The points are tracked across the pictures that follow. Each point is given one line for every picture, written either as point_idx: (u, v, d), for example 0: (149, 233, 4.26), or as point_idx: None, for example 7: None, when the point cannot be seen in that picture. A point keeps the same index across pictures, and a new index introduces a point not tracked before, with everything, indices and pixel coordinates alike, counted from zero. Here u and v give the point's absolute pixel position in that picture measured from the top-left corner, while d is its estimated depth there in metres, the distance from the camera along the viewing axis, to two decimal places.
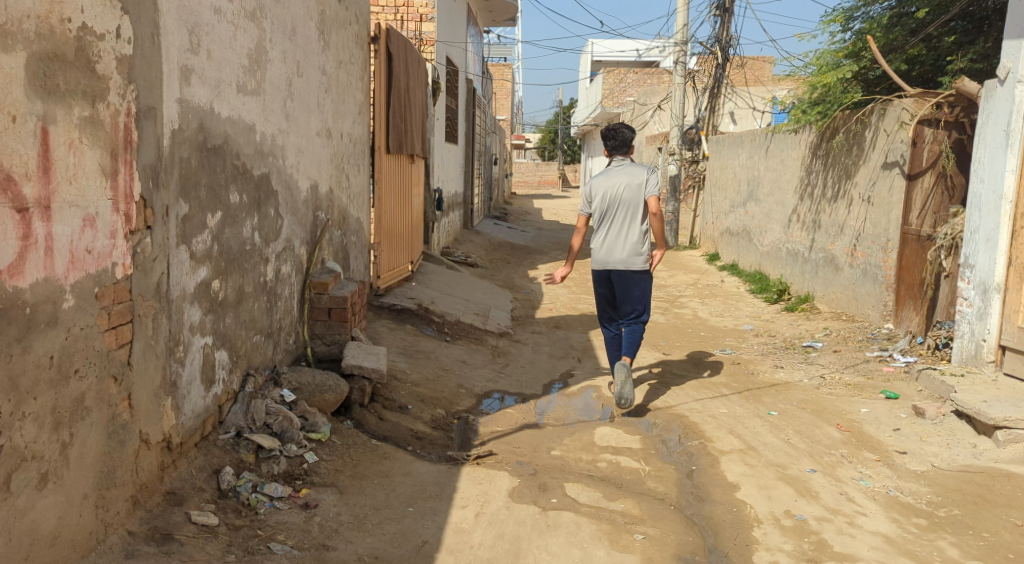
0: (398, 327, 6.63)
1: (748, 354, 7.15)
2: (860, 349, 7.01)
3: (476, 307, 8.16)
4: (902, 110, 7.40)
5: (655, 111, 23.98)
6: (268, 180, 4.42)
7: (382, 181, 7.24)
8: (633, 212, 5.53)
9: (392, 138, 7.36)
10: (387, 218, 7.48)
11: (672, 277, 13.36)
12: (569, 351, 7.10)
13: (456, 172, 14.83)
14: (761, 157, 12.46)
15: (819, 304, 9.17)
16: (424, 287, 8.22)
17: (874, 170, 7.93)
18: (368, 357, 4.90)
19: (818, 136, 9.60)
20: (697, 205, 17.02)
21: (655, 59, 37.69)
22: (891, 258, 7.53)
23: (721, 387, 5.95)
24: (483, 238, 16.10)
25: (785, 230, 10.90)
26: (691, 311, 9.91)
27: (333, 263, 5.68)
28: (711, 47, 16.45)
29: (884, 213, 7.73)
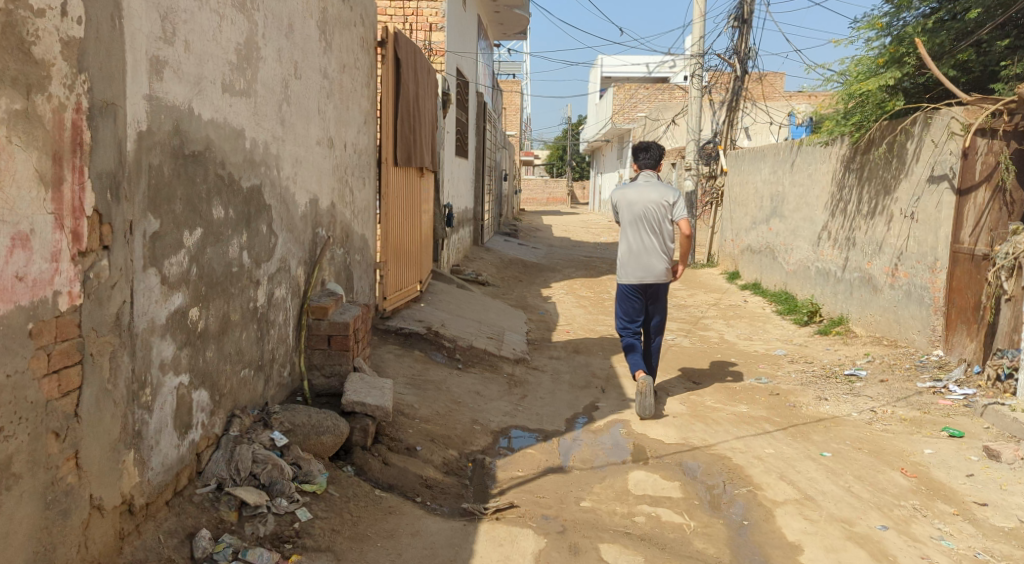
0: (406, 354, 6.09)
1: (786, 383, 6.59)
2: (909, 380, 6.49)
3: (491, 330, 7.64)
4: (951, 119, 6.86)
5: (668, 126, 23.49)
6: (259, 193, 3.90)
7: (389, 196, 6.73)
8: (660, 230, 5.60)
9: (400, 149, 6.85)
10: (395, 235, 6.99)
11: (691, 296, 12.81)
12: (591, 379, 6.55)
13: (466, 188, 14.35)
14: (786, 171, 11.92)
15: (856, 327, 8.68)
16: (435, 309, 7.71)
17: (919, 184, 7.41)
18: (371, 392, 4.36)
19: (851, 148, 9.12)
20: (715, 222, 16.47)
21: (666, 74, 37.28)
22: (939, 279, 6.98)
23: (762, 423, 5.39)
24: (495, 255, 15.58)
25: (815, 248, 10.38)
26: (716, 334, 9.35)
27: (334, 285, 5.16)
28: (729, 59, 15.92)
29: (930, 231, 7.19)
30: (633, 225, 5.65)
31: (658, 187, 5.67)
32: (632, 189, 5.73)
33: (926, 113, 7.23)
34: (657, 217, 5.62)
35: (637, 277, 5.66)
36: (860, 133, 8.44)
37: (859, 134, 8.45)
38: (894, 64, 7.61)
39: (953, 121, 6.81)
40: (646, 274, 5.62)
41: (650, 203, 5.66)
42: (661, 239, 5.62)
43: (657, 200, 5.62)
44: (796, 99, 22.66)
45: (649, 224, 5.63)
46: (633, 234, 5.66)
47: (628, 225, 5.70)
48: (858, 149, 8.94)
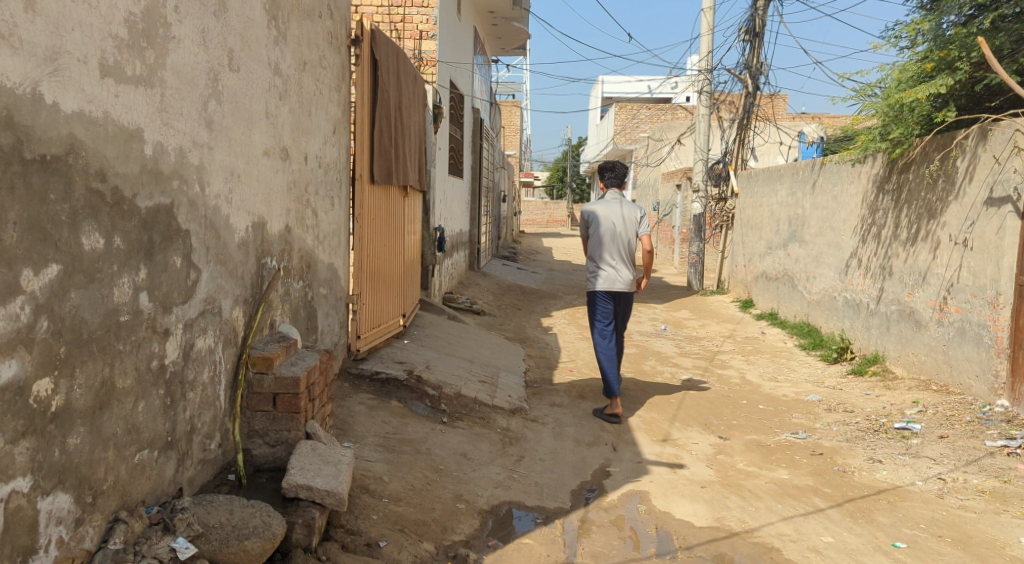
0: (380, 406, 5.10)
1: (830, 440, 5.66)
2: (974, 438, 5.64)
3: (485, 372, 6.70)
4: (1014, 132, 6.16)
5: (672, 147, 22.66)
6: (173, 216, 2.93)
7: (364, 217, 5.73)
8: (628, 242, 5.85)
9: (377, 164, 5.85)
10: (372, 262, 6.01)
11: (704, 327, 11.87)
12: (599, 433, 5.56)
13: (460, 209, 13.43)
14: (806, 193, 11.01)
15: (895, 368, 8.00)
16: (421, 348, 6.75)
17: (973, 207, 6.74)
18: (323, 468, 3.35)
19: (887, 168, 8.41)
20: (724, 247, 15.59)
21: (668, 94, 36.62)
22: (1003, 316, 6.30)
23: (810, 496, 4.41)
24: (492, 281, 14.66)
25: (844, 276, 9.55)
26: (736, 373, 8.40)
27: (288, 326, 4.11)
28: (740, 74, 15.01)
29: (988, 260, 6.51)
30: (605, 237, 5.86)
31: (627, 203, 5.96)
32: (602, 204, 5.98)
33: (993, 122, 6.43)
34: (626, 229, 5.87)
35: (609, 286, 5.84)
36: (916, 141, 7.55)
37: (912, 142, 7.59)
38: (946, 69, 6.74)
39: (1017, 136, 6.09)
40: (616, 283, 5.82)
41: (623, 218, 5.90)
42: (629, 249, 5.86)
43: (626, 214, 5.89)
44: (805, 118, 21.81)
45: (619, 237, 5.86)
46: (604, 244, 5.86)
47: (598, 237, 5.90)
48: (904, 166, 8.01)
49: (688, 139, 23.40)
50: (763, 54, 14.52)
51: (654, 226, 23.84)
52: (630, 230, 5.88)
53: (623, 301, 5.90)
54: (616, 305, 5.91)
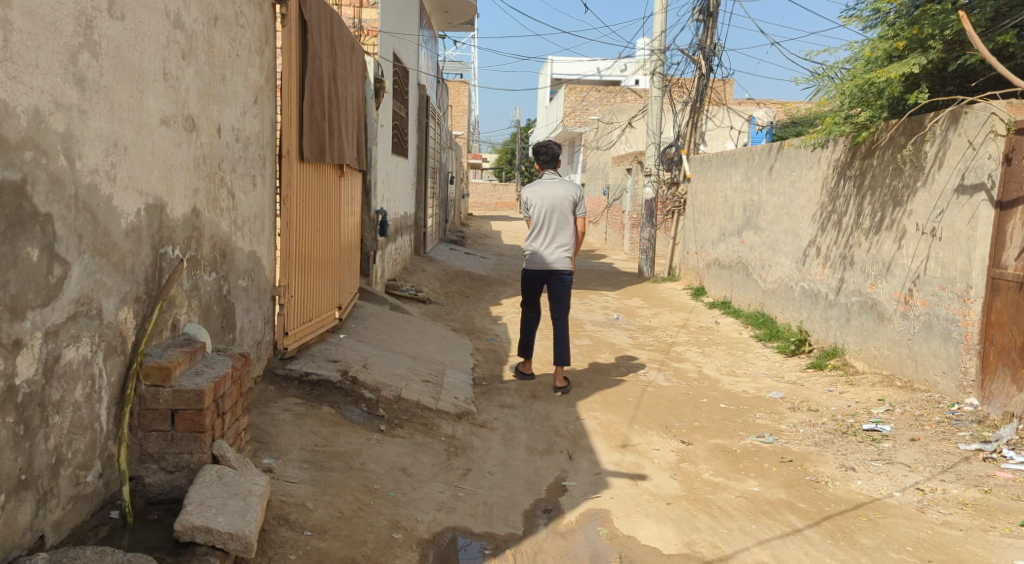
0: (309, 413, 4.53)
1: (798, 445, 5.29)
2: (947, 440, 5.33)
3: (428, 369, 6.18)
4: (991, 116, 5.87)
5: (622, 130, 22.31)
6: (24, 198, 2.38)
7: (294, 200, 5.11)
8: (564, 224, 5.98)
9: (309, 140, 5.23)
10: (303, 249, 5.40)
11: (656, 316, 11.52)
12: (553, 440, 5.09)
13: (405, 191, 12.81)
14: (762, 179, 10.70)
15: (855, 362, 7.72)
16: (359, 344, 6.18)
17: (942, 195, 6.45)
18: (231, 503, 2.79)
19: (849, 153, 8.13)
20: (675, 233, 15.27)
21: (618, 78, 36.28)
22: (973, 311, 6.01)
23: (785, 514, 4.01)
24: (438, 266, 14.11)
25: (801, 265, 9.26)
26: (693, 367, 8.04)
27: (196, 327, 3.50)
28: (693, 55, 14.63)
29: (956, 251, 6.24)
30: (543, 221, 5.99)
31: (563, 183, 6.03)
32: (538, 184, 6.07)
33: (966, 105, 6.14)
34: (562, 211, 5.98)
35: (545, 267, 6.02)
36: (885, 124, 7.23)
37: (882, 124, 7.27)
38: (918, 48, 6.39)
39: (992, 120, 5.84)
40: (552, 266, 6.00)
41: (558, 200, 6.00)
42: (564, 230, 6.01)
43: (563, 196, 5.98)
44: (754, 102, 21.65)
45: (555, 220, 5.99)
46: (541, 226, 6.00)
47: (536, 218, 6.03)
48: (870, 150, 7.67)
49: (638, 122, 23.07)
50: (717, 35, 14.16)
51: (604, 210, 23.52)
52: (565, 212, 6.00)
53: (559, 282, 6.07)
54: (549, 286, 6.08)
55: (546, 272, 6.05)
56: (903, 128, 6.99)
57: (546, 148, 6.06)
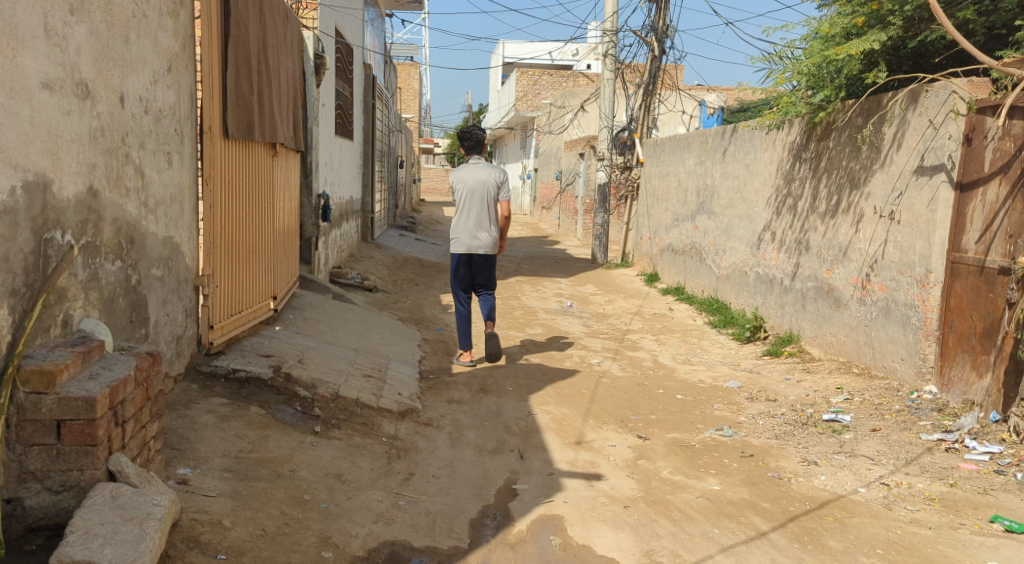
0: (235, 414, 4.15)
1: (759, 439, 5.06)
2: (909, 430, 5.15)
3: (370, 363, 5.81)
4: (952, 94, 5.68)
5: (574, 115, 22.03)
6: None
7: (218, 181, 4.69)
8: (487, 206, 6.19)
9: (234, 116, 4.81)
10: (232, 235, 4.99)
11: (610, 303, 11.27)
12: (503, 438, 4.77)
13: (351, 175, 12.36)
14: (716, 162, 10.50)
15: (812, 349, 7.55)
16: (296, 338, 5.79)
17: (900, 176, 6.27)
18: (122, 530, 2.46)
19: (805, 135, 7.94)
20: (628, 218, 15.04)
21: (570, 63, 36.01)
22: (933, 296, 5.81)
23: (749, 515, 3.78)
24: (386, 253, 13.68)
25: (755, 250, 9.09)
26: (648, 356, 7.79)
27: (93, 323, 3.11)
28: (645, 37, 14.37)
29: (914, 234, 6.07)
30: (466, 203, 6.19)
31: (487, 166, 6.23)
32: (463, 168, 6.28)
33: (926, 83, 5.96)
34: (485, 195, 6.18)
35: (469, 248, 6.22)
36: (843, 104, 7.04)
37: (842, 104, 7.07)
38: (877, 25, 6.20)
39: (953, 99, 5.67)
40: (476, 246, 6.20)
41: (481, 182, 6.20)
42: (488, 213, 6.22)
43: (486, 180, 6.18)
44: (706, 87, 21.53)
45: (478, 201, 6.19)
46: (466, 209, 6.20)
47: (460, 201, 6.23)
48: (825, 132, 7.49)
49: (590, 107, 22.81)
50: (669, 16, 13.93)
51: (556, 196, 23.24)
52: (488, 194, 6.20)
53: (484, 262, 6.26)
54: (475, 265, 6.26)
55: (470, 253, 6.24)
56: (860, 108, 6.80)
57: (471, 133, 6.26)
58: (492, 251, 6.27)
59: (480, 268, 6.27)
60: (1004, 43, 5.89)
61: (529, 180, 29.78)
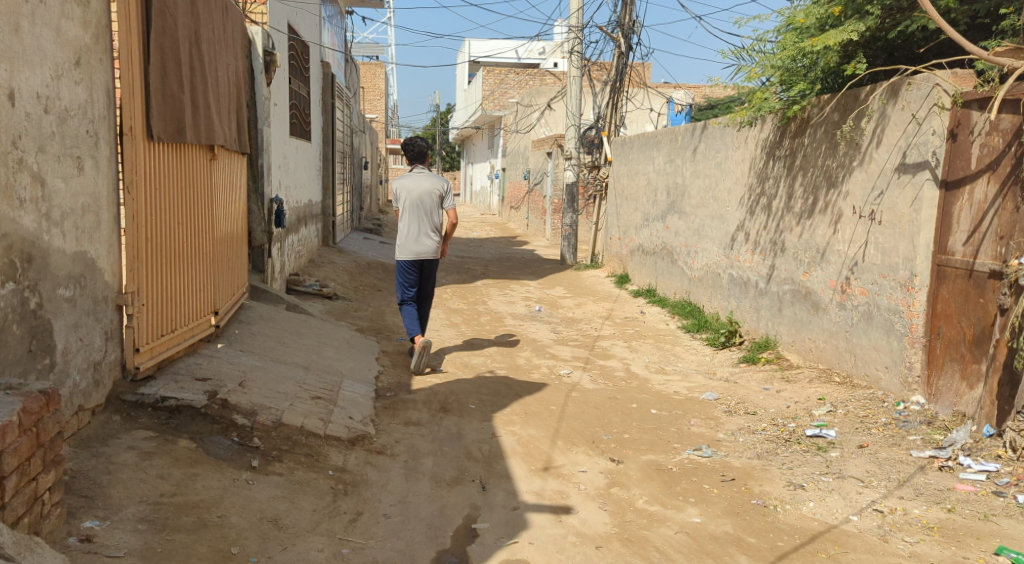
0: (160, 451, 3.71)
1: (740, 460, 4.71)
2: (898, 446, 4.83)
3: (320, 382, 5.37)
4: (935, 88, 5.36)
5: (541, 113, 21.65)
6: None
7: (144, 188, 4.24)
8: (432, 214, 6.34)
9: (161, 116, 4.36)
10: (161, 248, 4.50)
11: (580, 307, 10.90)
12: (464, 467, 4.38)
13: (308, 177, 11.85)
14: (686, 160, 10.17)
15: (789, 355, 7.24)
16: (240, 357, 5.33)
17: (881, 175, 5.96)
18: None
19: (779, 132, 7.63)
20: (598, 218, 14.69)
21: (537, 61, 35.63)
22: (918, 301, 5.49)
23: (733, 555, 3.44)
24: (348, 257, 13.20)
25: (728, 252, 8.77)
26: (620, 365, 7.43)
27: None
28: (612, 33, 14.02)
29: (896, 236, 5.75)
30: (412, 211, 6.31)
31: (431, 176, 6.39)
32: (407, 177, 6.39)
33: (908, 76, 5.63)
34: (431, 203, 6.33)
35: (413, 254, 6.33)
36: (820, 99, 6.73)
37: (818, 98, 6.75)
38: (855, 15, 5.88)
39: (936, 93, 5.34)
40: (421, 253, 6.32)
41: (426, 191, 6.34)
42: (432, 220, 6.36)
43: (431, 188, 6.32)
44: (673, 83, 21.29)
45: (424, 209, 6.32)
46: (410, 217, 6.31)
47: (406, 209, 6.34)
48: (800, 128, 7.18)
49: (557, 105, 22.47)
50: (635, 11, 13.60)
51: (524, 195, 22.88)
52: (433, 203, 6.35)
53: (428, 268, 6.40)
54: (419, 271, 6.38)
55: (413, 259, 6.36)
56: (837, 103, 6.48)
57: (412, 143, 6.39)
58: (435, 258, 6.41)
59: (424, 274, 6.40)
60: (987, 32, 5.60)
61: (497, 179, 29.37)
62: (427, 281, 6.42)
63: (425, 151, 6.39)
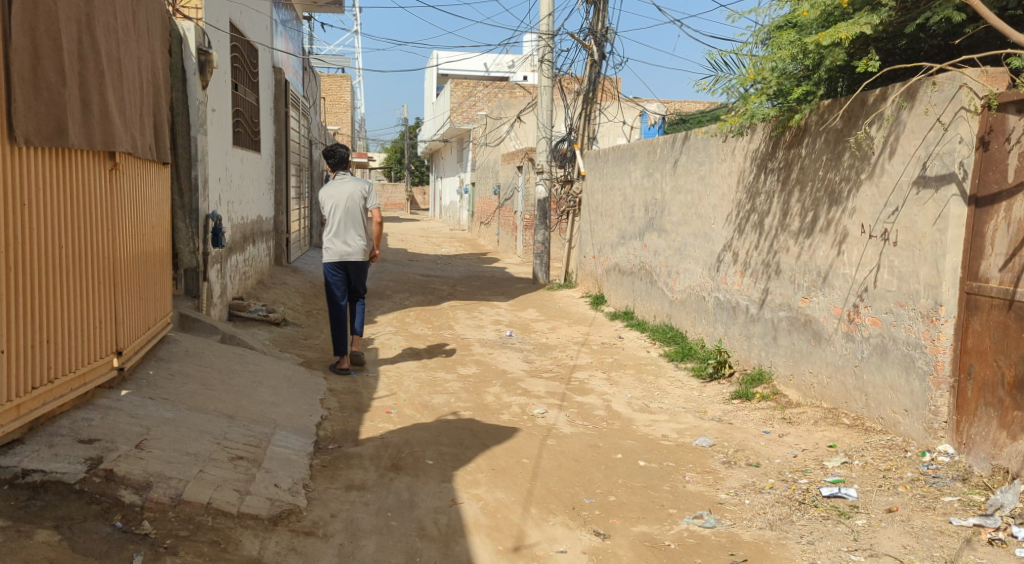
0: (10, 553, 2.85)
1: (749, 531, 3.93)
2: (935, 511, 4.07)
3: (245, 437, 4.50)
4: (960, 90, 4.64)
5: (511, 125, 20.92)
6: None
7: (11, 204, 3.41)
8: (357, 217, 6.81)
9: (33, 116, 3.53)
10: (37, 278, 3.63)
11: (553, 331, 10.10)
12: (415, 552, 3.56)
13: (259, 192, 10.95)
14: (665, 174, 9.43)
15: (787, 391, 6.49)
16: (147, 407, 4.44)
17: (893, 190, 5.24)
18: None
19: (771, 142, 6.90)
20: (571, 235, 13.92)
21: (507, 74, 34.98)
22: (944, 335, 4.72)
23: None
24: (304, 278, 12.29)
25: (714, 273, 8.02)
26: (599, 401, 6.63)
27: None
28: (584, 40, 13.30)
29: (914, 259, 5.00)
30: (336, 215, 6.79)
31: (353, 180, 6.88)
32: (331, 186, 6.89)
33: (929, 76, 4.91)
34: (354, 206, 6.81)
35: (341, 256, 6.80)
36: (821, 104, 6.02)
37: (819, 103, 6.04)
38: (865, 7, 5.17)
39: (963, 94, 4.61)
40: (348, 253, 6.78)
41: (349, 195, 6.82)
42: (358, 222, 6.82)
43: (351, 191, 6.80)
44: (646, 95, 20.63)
45: (347, 213, 6.79)
46: (335, 221, 6.81)
47: (332, 215, 6.83)
48: (796, 137, 6.45)
49: (526, 118, 21.74)
50: (608, 18, 12.89)
51: (494, 210, 22.09)
52: (356, 206, 6.82)
53: (356, 268, 6.85)
54: (348, 271, 6.84)
55: (342, 260, 6.82)
56: (841, 108, 5.76)
57: (333, 153, 6.91)
58: (364, 257, 6.85)
59: (352, 272, 6.86)
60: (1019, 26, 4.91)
61: (467, 195, 28.56)
62: (356, 277, 6.88)
63: (344, 159, 6.91)
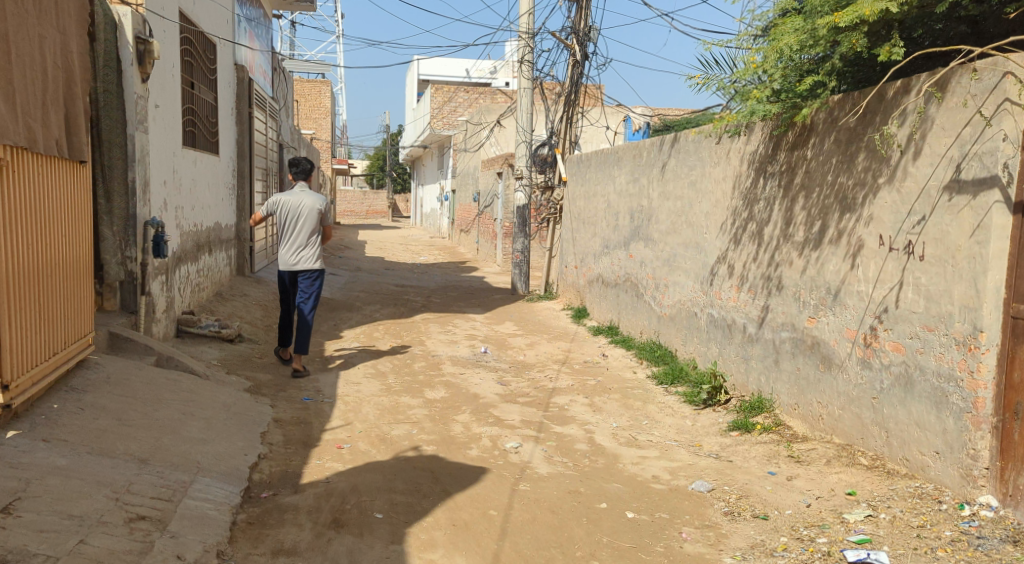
0: None
1: None
2: None
3: (156, 488, 3.74)
4: (1005, 79, 3.97)
5: (491, 131, 20.21)
6: None
7: None
8: (313, 231, 6.17)
9: None
10: None
11: (531, 348, 9.36)
12: None
13: (216, 197, 10.15)
14: (653, 180, 8.74)
15: (791, 422, 5.79)
16: (35, 453, 3.65)
17: (920, 197, 4.55)
18: None
19: (772, 143, 6.21)
20: (552, 244, 13.21)
21: (487, 79, 34.29)
22: (985, 366, 4.04)
23: None
24: (267, 289, 11.49)
25: (707, 288, 7.32)
26: (580, 433, 5.90)
27: None
28: (565, 39, 12.61)
29: (945, 275, 4.32)
30: (292, 227, 6.14)
31: (312, 193, 6.21)
32: (288, 194, 6.19)
33: (964, 64, 4.24)
34: (311, 220, 6.16)
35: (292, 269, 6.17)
36: (832, 98, 5.33)
37: (829, 98, 5.35)
38: None
39: (1008, 84, 3.96)
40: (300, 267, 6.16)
41: (306, 209, 6.16)
42: (313, 237, 6.19)
43: (311, 203, 6.15)
44: None
45: (303, 226, 6.14)
46: (288, 231, 6.16)
47: (286, 225, 6.16)
48: (801, 137, 5.76)
49: (507, 122, 21.03)
50: (592, 16, 12.21)
51: (474, 218, 21.40)
52: (314, 221, 6.18)
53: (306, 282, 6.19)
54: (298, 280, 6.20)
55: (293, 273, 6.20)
56: (856, 104, 5.08)
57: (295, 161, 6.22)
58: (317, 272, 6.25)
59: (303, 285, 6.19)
60: None
61: (446, 202, 27.83)
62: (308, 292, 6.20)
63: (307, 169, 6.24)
